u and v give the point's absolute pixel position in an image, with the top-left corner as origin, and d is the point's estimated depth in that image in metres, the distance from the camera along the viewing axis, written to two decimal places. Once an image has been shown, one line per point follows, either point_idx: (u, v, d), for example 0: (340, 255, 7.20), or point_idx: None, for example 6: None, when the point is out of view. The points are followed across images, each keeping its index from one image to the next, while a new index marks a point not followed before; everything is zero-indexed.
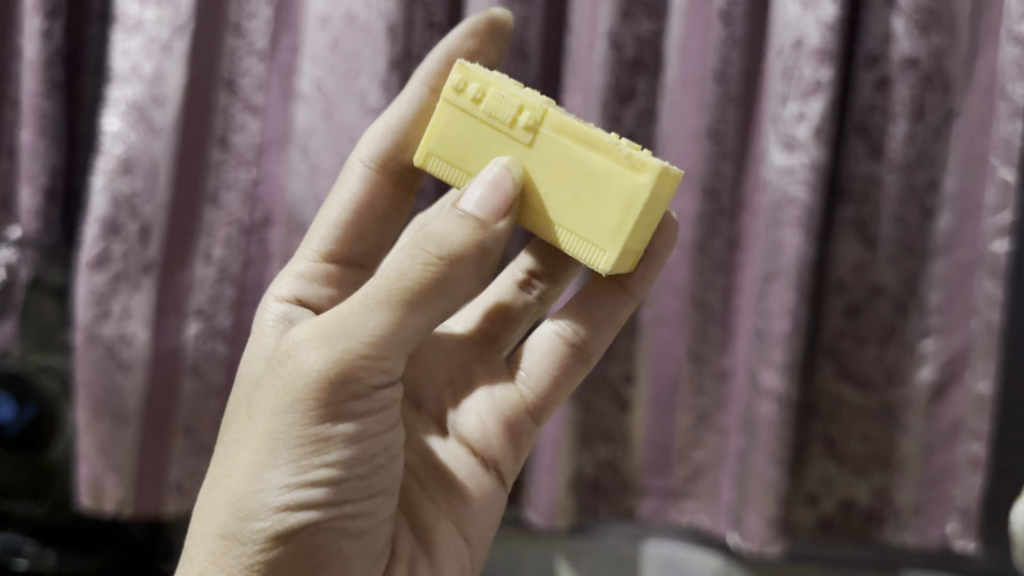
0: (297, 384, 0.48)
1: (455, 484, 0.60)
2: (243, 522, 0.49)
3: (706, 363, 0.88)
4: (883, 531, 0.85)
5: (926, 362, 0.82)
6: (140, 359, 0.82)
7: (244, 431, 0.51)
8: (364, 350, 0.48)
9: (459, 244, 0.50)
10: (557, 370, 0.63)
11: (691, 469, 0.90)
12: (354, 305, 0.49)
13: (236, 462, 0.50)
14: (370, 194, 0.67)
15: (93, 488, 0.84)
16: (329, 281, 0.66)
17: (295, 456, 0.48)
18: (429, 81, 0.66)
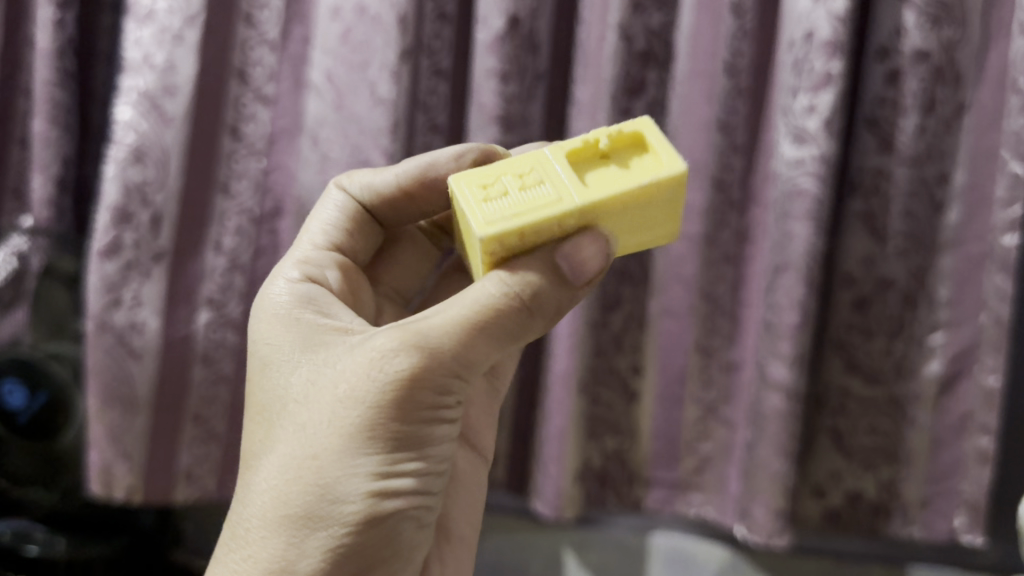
0: (397, 374, 0.45)
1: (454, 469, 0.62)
2: (324, 506, 0.46)
3: (715, 356, 0.88)
4: (889, 524, 0.86)
5: (935, 355, 0.83)
6: (151, 348, 0.82)
7: (320, 419, 0.47)
8: (457, 357, 0.46)
9: (545, 290, 0.49)
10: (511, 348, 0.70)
11: (698, 461, 0.90)
12: (448, 319, 0.47)
13: (309, 445, 0.47)
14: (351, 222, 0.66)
15: (103, 476, 0.84)
16: (335, 266, 0.62)
17: (386, 445, 0.46)
18: (405, 178, 0.64)
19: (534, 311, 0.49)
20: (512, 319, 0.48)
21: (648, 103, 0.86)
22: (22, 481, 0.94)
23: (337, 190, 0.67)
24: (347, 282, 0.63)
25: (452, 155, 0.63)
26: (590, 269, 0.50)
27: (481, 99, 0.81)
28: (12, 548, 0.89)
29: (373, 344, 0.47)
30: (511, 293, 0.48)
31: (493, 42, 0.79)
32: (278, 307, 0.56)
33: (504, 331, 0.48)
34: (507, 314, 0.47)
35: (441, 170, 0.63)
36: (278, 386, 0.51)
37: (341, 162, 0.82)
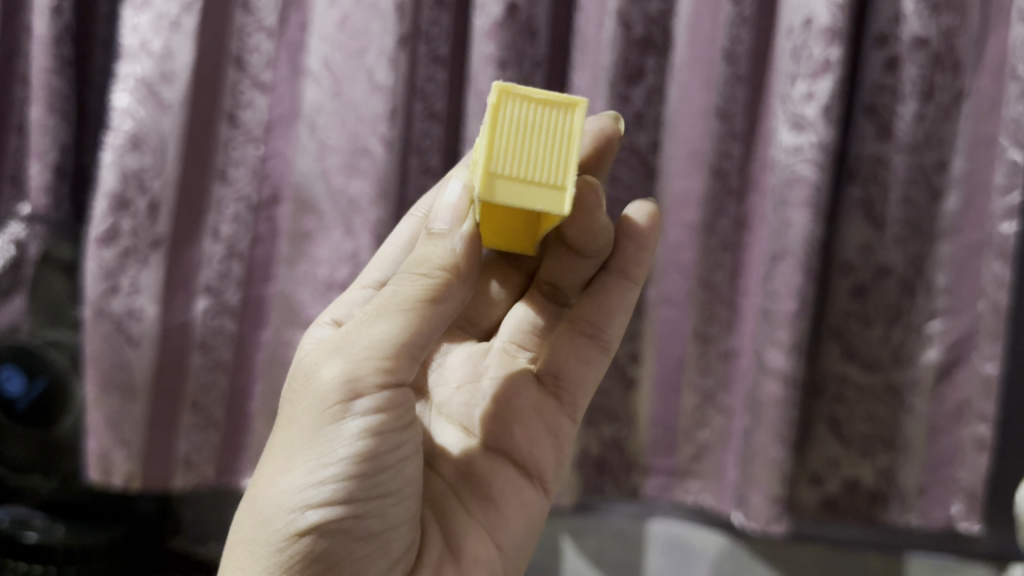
0: (317, 382, 0.47)
1: (494, 494, 0.61)
2: (265, 518, 0.48)
3: (713, 344, 0.88)
4: (888, 512, 0.85)
5: (932, 342, 0.83)
6: (149, 334, 0.82)
7: (273, 440, 0.50)
8: (363, 362, 0.46)
9: (452, 261, 0.48)
10: (578, 362, 0.65)
11: (696, 449, 0.90)
12: (367, 313, 0.48)
13: (263, 461, 0.50)
14: (418, 240, 0.67)
15: (101, 463, 0.83)
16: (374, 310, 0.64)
17: (311, 451, 0.47)
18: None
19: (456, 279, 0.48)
20: (425, 300, 0.47)
21: (647, 90, 0.85)
22: (22, 467, 0.93)
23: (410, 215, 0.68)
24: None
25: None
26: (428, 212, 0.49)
27: (479, 86, 0.80)
28: (11, 535, 0.89)
29: (312, 358, 0.50)
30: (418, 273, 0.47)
31: (491, 29, 0.79)
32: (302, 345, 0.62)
33: (427, 317, 0.47)
34: (416, 297, 0.46)
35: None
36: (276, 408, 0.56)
37: (338, 150, 0.81)
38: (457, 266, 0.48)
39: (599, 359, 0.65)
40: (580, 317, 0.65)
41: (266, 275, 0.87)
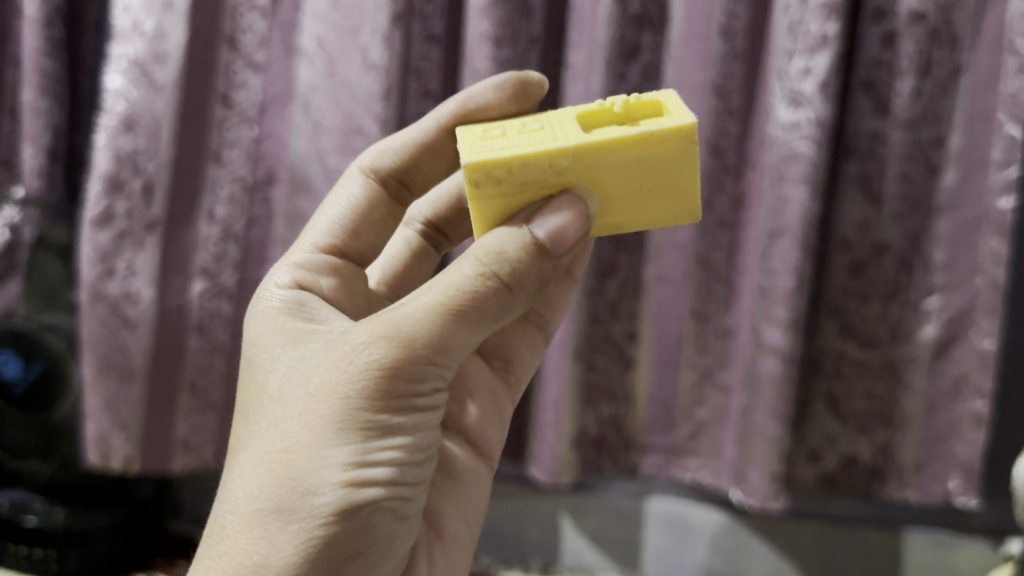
0: (374, 365, 0.45)
1: (458, 471, 0.58)
2: (296, 501, 0.44)
3: (710, 322, 0.88)
4: (885, 488, 0.86)
5: (930, 319, 0.83)
6: (145, 317, 0.82)
7: (297, 412, 0.46)
8: (433, 345, 0.45)
9: (526, 267, 0.47)
10: (529, 348, 0.67)
11: (694, 427, 0.90)
12: (432, 306, 0.45)
13: (280, 440, 0.46)
14: (370, 204, 0.67)
15: (100, 446, 0.84)
16: (328, 273, 0.62)
17: (361, 434, 0.45)
18: (444, 119, 0.66)
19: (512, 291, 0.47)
20: (492, 299, 0.46)
21: (643, 68, 0.85)
22: (22, 452, 0.94)
23: (362, 173, 0.68)
24: (341, 284, 0.63)
25: (491, 85, 0.63)
26: (553, 225, 0.48)
27: (475, 64, 0.80)
28: (11, 518, 0.89)
29: (347, 338, 0.47)
30: (485, 273, 0.46)
31: (486, 7, 0.78)
32: (267, 313, 0.55)
33: (484, 313, 0.46)
34: (485, 297, 0.46)
35: (480, 103, 0.63)
36: (264, 381, 0.50)
37: (333, 130, 0.81)
38: (532, 272, 0.47)
39: (542, 347, 0.68)
40: (534, 309, 0.67)
41: (262, 256, 0.87)
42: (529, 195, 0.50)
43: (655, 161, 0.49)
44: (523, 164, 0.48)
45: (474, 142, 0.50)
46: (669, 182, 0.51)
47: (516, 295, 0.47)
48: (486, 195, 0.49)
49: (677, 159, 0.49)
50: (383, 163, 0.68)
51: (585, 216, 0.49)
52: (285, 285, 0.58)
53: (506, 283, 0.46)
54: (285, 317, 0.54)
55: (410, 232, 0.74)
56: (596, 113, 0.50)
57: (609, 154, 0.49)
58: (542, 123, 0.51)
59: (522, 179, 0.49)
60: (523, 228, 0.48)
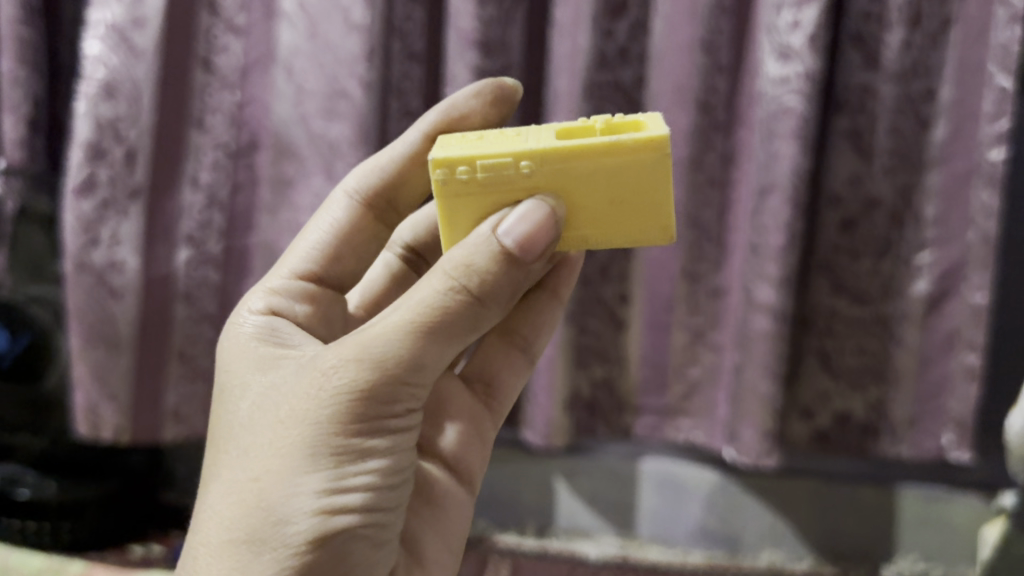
0: (345, 387, 0.43)
1: (437, 499, 0.52)
2: (269, 530, 0.42)
3: (701, 282, 0.88)
4: (878, 443, 0.86)
5: (922, 274, 0.82)
6: (131, 286, 0.81)
7: (268, 439, 0.45)
8: (404, 365, 0.43)
9: (496, 278, 0.45)
10: (512, 369, 0.62)
11: (687, 387, 0.90)
12: (401, 327, 0.44)
13: (252, 468, 0.44)
14: (352, 227, 0.64)
15: (90, 417, 0.83)
16: (306, 300, 0.61)
17: (334, 459, 0.43)
18: (427, 129, 0.62)
19: (484, 302, 0.45)
20: (463, 315, 0.45)
21: (631, 25, 0.84)
22: (14, 427, 0.95)
23: (345, 197, 0.65)
24: (316, 311, 0.61)
25: (471, 93, 0.61)
26: (521, 230, 0.45)
27: (460, 24, 0.79)
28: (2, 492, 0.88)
29: (319, 362, 0.45)
30: (455, 288, 0.44)
31: None
32: (238, 341, 0.54)
33: (454, 330, 0.45)
34: (456, 313, 0.44)
35: (458, 113, 0.61)
36: (235, 410, 0.49)
37: (316, 94, 0.79)
38: (501, 285, 0.45)
39: (525, 371, 0.63)
40: (515, 327, 0.63)
41: (249, 223, 0.85)
42: (495, 198, 0.48)
43: (627, 172, 0.47)
44: (489, 165, 0.47)
45: (447, 143, 0.49)
46: (642, 198, 0.48)
47: (487, 309, 0.46)
48: (451, 195, 0.48)
49: (649, 170, 0.46)
50: (366, 184, 0.64)
51: (555, 217, 0.46)
52: (259, 313, 0.57)
53: (477, 298, 0.45)
54: (255, 345, 0.53)
55: (389, 257, 0.71)
56: (575, 126, 0.48)
57: (577, 158, 0.46)
58: (522, 133, 0.50)
59: (489, 181, 0.47)
60: (490, 234, 0.45)
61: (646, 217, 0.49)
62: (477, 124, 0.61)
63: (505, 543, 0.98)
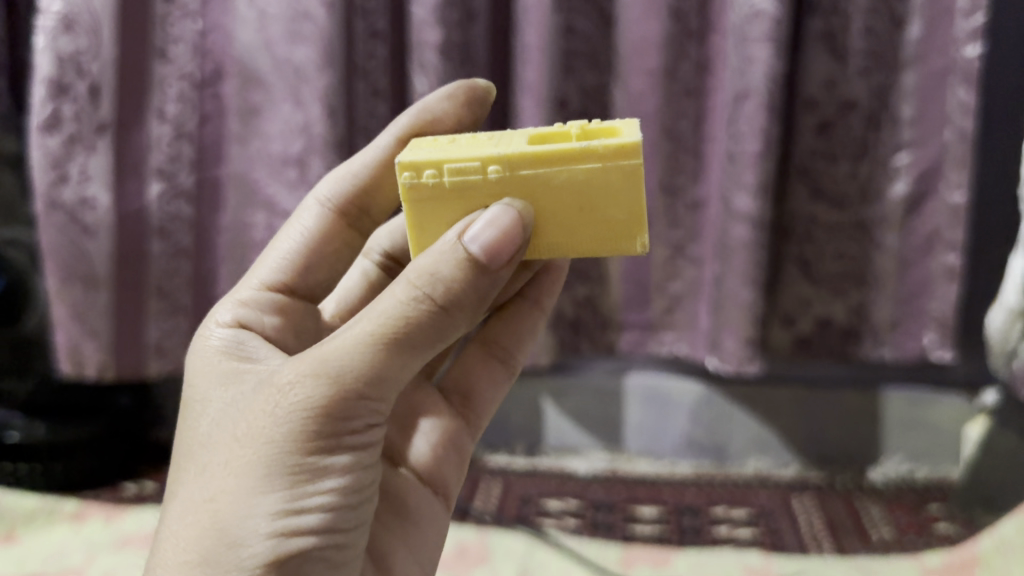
0: (303, 403, 0.41)
1: (411, 511, 0.51)
2: (222, 552, 0.40)
3: (680, 195, 0.87)
4: (861, 347, 0.87)
5: (900, 175, 0.82)
6: (105, 222, 0.81)
7: (224, 458, 0.42)
8: (363, 383, 0.41)
9: (464, 286, 0.42)
10: (491, 381, 0.60)
11: (669, 301, 0.90)
12: (361, 339, 0.41)
13: (208, 487, 0.42)
14: (324, 236, 0.62)
15: (72, 355, 0.83)
16: (276, 310, 0.57)
17: (290, 478, 0.41)
18: (400, 131, 0.60)
19: (452, 313, 0.42)
20: (429, 325, 0.42)
21: None
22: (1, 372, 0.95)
23: (317, 205, 0.62)
24: (289, 320, 0.58)
25: (443, 95, 0.59)
26: (488, 234, 0.42)
27: None
28: None
29: (277, 377, 0.43)
30: (419, 297, 0.41)
31: None
32: (202, 351, 0.51)
33: (418, 342, 0.42)
34: (419, 325, 0.41)
35: (432, 113, 0.59)
36: (194, 426, 0.46)
37: (280, 18, 0.78)
38: (470, 294, 0.42)
39: (506, 383, 0.61)
40: (496, 338, 0.61)
41: (218, 155, 0.85)
42: (463, 205, 0.46)
43: (595, 177, 0.44)
44: (456, 168, 0.44)
45: (417, 147, 0.47)
46: (613, 208, 0.45)
47: (453, 321, 0.43)
48: (417, 200, 0.46)
49: (619, 176, 0.44)
50: (339, 191, 0.62)
51: (523, 222, 0.43)
52: (227, 324, 0.53)
53: (443, 307, 0.41)
54: (222, 359, 0.50)
55: (367, 263, 0.67)
56: (548, 132, 0.45)
57: (545, 163, 0.44)
58: (495, 137, 0.47)
59: (455, 187, 0.45)
60: (458, 239, 0.42)
61: (614, 230, 0.46)
62: (452, 125, 0.60)
63: (495, 463, 0.98)
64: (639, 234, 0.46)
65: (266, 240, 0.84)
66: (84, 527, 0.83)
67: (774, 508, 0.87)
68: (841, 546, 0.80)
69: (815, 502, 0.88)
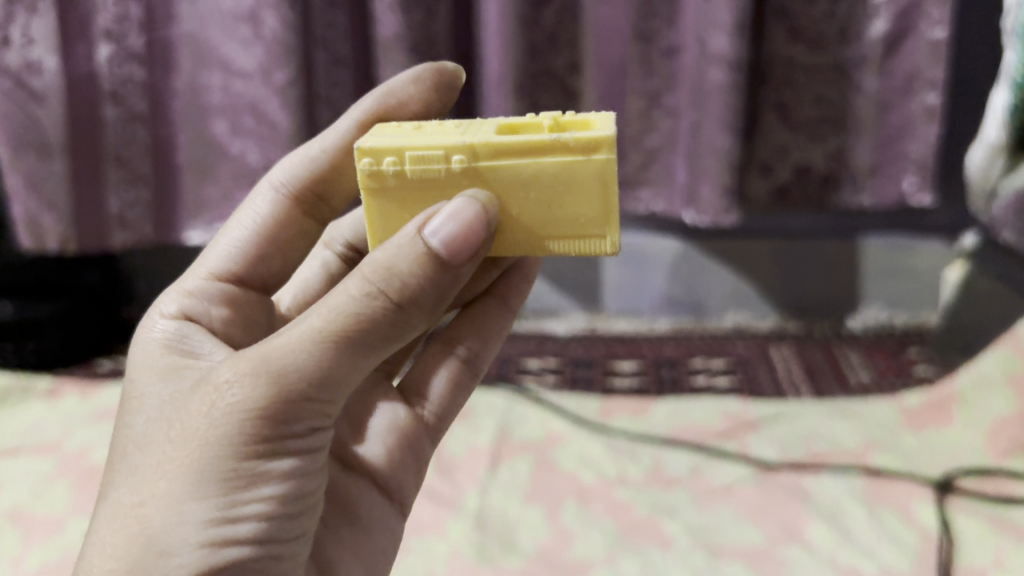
0: (241, 403, 0.36)
1: (363, 517, 0.45)
2: (148, 563, 0.36)
3: (655, 41, 0.83)
4: (839, 195, 0.86)
5: (880, 15, 0.78)
6: (53, 88, 0.78)
7: (155, 460, 0.38)
8: (308, 383, 0.36)
9: (419, 283, 0.37)
10: (451, 389, 0.50)
11: (645, 155, 0.88)
12: (307, 337, 0.37)
13: (137, 490, 0.37)
14: (276, 226, 0.53)
15: (30, 227, 0.82)
16: (222, 303, 0.50)
17: (225, 484, 0.36)
18: (357, 116, 0.51)
19: (404, 315, 0.37)
20: (382, 324, 0.37)
21: None
22: None
23: (270, 190, 0.53)
24: (236, 315, 0.50)
25: (408, 77, 0.50)
26: (447, 227, 0.37)
27: None
28: None
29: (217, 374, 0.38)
30: (372, 293, 0.37)
31: None
32: (145, 343, 0.46)
33: (369, 342, 0.37)
34: (370, 322, 0.37)
35: (395, 100, 0.49)
36: (126, 425, 0.41)
37: None
38: (425, 291, 0.37)
39: (467, 390, 0.51)
40: (456, 335, 0.51)
41: (168, 13, 0.79)
42: (425, 198, 0.40)
43: (567, 172, 0.39)
44: (418, 156, 0.39)
45: (381, 130, 0.41)
46: (583, 204, 0.39)
47: (405, 323, 0.38)
48: (376, 191, 0.40)
49: (592, 173, 0.39)
50: (294, 177, 0.53)
51: (484, 217, 0.38)
52: (171, 317, 0.48)
53: (397, 307, 0.37)
54: (163, 353, 0.44)
55: (328, 255, 0.59)
56: (519, 124, 0.40)
57: (515, 156, 0.39)
58: (462, 125, 0.42)
59: (418, 177, 0.40)
60: (415, 235, 0.37)
61: (576, 233, 0.40)
62: (418, 113, 0.50)
63: None
64: (603, 237, 0.40)
65: (224, 103, 0.81)
66: (59, 404, 0.82)
67: (751, 357, 0.88)
68: (819, 389, 0.81)
69: (792, 350, 0.88)
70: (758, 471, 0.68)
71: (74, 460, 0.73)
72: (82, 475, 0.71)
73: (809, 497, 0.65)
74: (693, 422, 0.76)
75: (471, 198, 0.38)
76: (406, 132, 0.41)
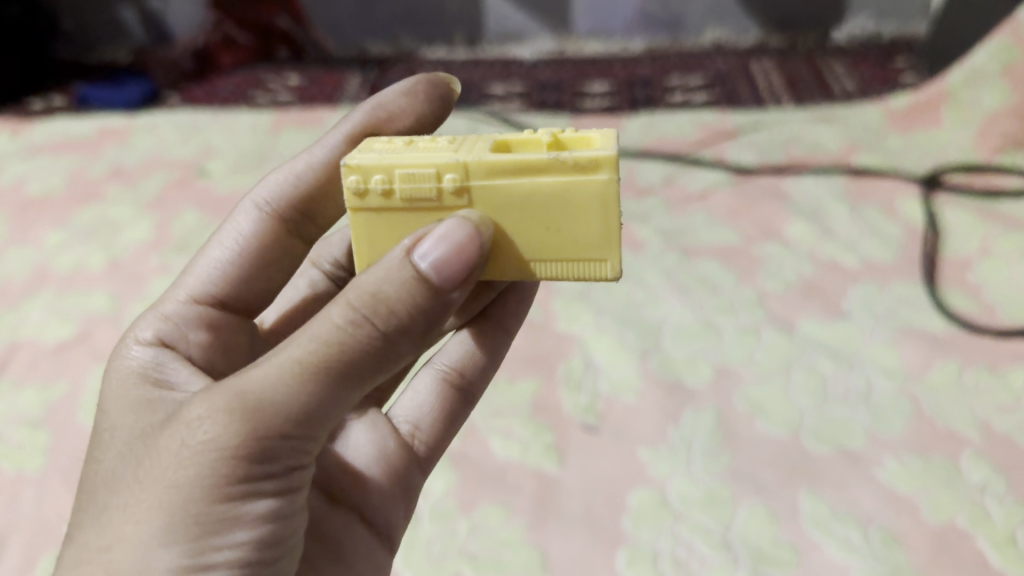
0: (211, 440, 0.27)
1: (349, 554, 0.34)
2: None
3: None
4: None
5: None
6: None
7: (113, 504, 0.29)
8: (291, 417, 0.27)
9: (414, 314, 0.27)
10: (441, 417, 0.39)
11: None
12: (287, 362, 0.27)
13: (90, 538, 0.28)
14: (261, 250, 0.39)
15: None
16: (200, 326, 0.38)
17: (192, 532, 0.27)
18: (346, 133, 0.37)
19: (389, 354, 0.28)
20: (374, 354, 0.27)
21: None
22: None
23: (250, 207, 0.40)
24: (215, 338, 0.38)
25: (399, 87, 0.37)
26: (435, 249, 0.27)
27: None
28: None
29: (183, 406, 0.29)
30: (358, 322, 0.27)
31: None
32: (113, 372, 0.35)
33: (358, 373, 0.27)
34: (360, 352, 0.27)
35: (388, 112, 0.37)
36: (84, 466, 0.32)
37: None
38: (419, 320, 0.27)
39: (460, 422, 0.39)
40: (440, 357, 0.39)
41: None
42: (414, 224, 0.30)
43: (568, 193, 0.29)
44: (407, 173, 0.29)
45: (371, 142, 0.31)
46: (585, 227, 0.29)
47: (393, 359, 0.28)
48: (361, 215, 0.30)
49: (595, 196, 0.29)
50: (280, 190, 0.39)
51: (473, 240, 0.28)
52: (147, 346, 0.36)
53: (385, 336, 0.27)
54: (132, 383, 0.34)
55: (314, 274, 0.45)
56: (516, 137, 0.30)
57: (511, 173, 0.29)
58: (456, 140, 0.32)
59: (405, 203, 0.30)
60: (403, 263, 0.27)
61: (572, 260, 0.30)
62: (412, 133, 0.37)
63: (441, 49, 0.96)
64: (603, 258, 0.29)
65: None
66: None
67: (730, 72, 0.82)
68: (800, 98, 0.76)
69: (775, 63, 0.83)
70: (733, 176, 0.65)
71: (9, 194, 0.68)
72: (17, 208, 0.66)
73: (789, 198, 0.62)
74: (668, 134, 0.71)
75: (457, 223, 0.28)
76: (392, 144, 0.31)
